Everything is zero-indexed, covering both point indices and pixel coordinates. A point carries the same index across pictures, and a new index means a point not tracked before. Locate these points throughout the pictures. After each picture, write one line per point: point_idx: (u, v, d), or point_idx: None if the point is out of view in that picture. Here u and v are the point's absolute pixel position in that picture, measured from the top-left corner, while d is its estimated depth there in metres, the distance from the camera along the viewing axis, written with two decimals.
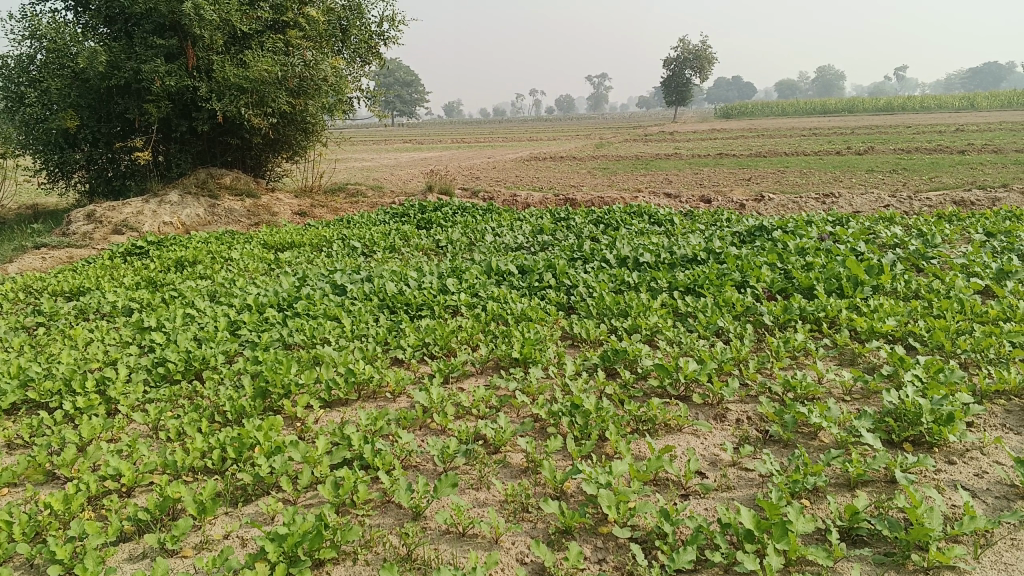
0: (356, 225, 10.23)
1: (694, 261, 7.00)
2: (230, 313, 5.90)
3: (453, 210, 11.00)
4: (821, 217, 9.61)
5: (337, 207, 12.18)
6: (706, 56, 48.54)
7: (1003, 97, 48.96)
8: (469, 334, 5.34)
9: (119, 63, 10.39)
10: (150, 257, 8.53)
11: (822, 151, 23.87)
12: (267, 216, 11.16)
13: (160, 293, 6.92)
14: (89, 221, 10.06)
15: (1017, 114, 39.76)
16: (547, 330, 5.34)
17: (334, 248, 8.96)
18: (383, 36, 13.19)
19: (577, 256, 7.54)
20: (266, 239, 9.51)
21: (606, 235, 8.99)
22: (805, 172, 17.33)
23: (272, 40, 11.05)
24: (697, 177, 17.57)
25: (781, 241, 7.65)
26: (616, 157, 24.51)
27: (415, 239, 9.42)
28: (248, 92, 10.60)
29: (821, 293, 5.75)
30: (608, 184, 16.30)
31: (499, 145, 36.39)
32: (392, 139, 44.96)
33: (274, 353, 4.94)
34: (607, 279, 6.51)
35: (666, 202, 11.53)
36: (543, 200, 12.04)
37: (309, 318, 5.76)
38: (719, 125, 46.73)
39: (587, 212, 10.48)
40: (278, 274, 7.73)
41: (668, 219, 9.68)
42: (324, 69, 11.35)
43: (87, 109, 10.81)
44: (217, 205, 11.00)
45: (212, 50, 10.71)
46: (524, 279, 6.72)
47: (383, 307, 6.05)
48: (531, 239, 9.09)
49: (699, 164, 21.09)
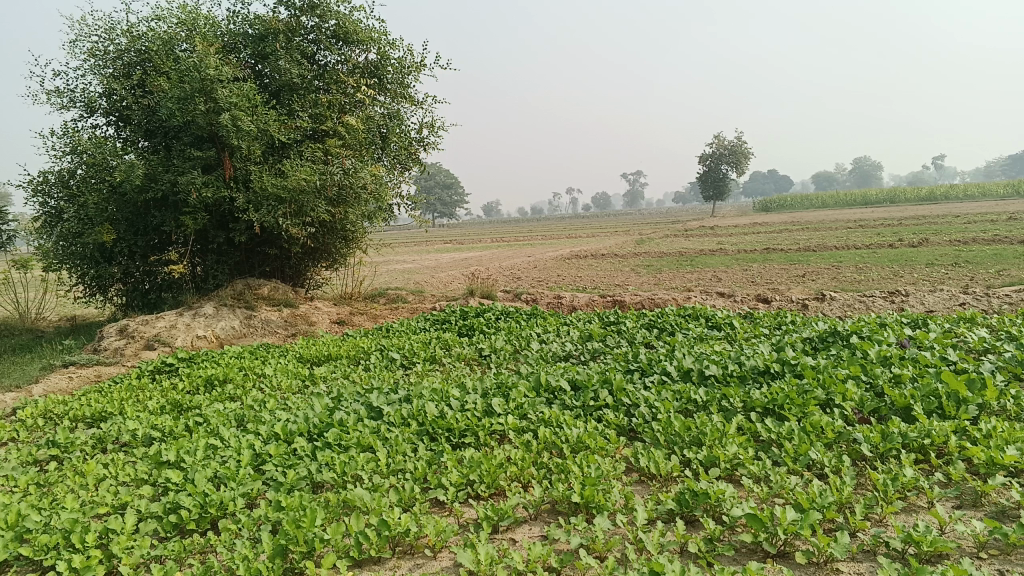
0: (395, 334, 9.74)
1: (766, 374, 6.31)
2: (255, 444, 5.33)
3: (497, 316, 10.49)
4: (894, 318, 8.90)
5: (376, 314, 11.76)
6: (744, 151, 48.63)
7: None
8: (521, 470, 4.70)
9: (157, 176, 10.29)
10: (180, 375, 8.09)
11: (873, 243, 23.14)
12: (304, 325, 10.75)
13: (183, 419, 6.41)
14: (121, 336, 9.73)
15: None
16: (609, 463, 4.68)
17: (372, 360, 8.45)
18: (424, 142, 13.06)
19: (633, 368, 6.90)
20: (301, 351, 9.05)
21: (661, 343, 8.36)
22: (861, 267, 16.60)
23: (311, 148, 10.86)
24: (747, 273, 16.96)
25: (859, 348, 6.96)
26: (658, 253, 24.00)
27: (457, 349, 8.87)
28: (287, 202, 10.35)
29: (921, 414, 5.04)
30: (655, 283, 15.71)
31: (539, 243, 36.26)
32: (432, 239, 45.20)
33: (300, 498, 4.35)
34: (672, 397, 5.83)
35: (721, 303, 10.89)
36: (591, 303, 11.48)
37: (341, 450, 5.17)
38: (760, 218, 46.32)
39: (638, 315, 9.91)
40: (312, 393, 7.19)
41: (727, 323, 9.02)
42: (363, 175, 11.08)
43: (125, 222, 10.68)
44: (254, 316, 10.60)
45: (251, 161, 10.51)
46: (578, 396, 6.08)
47: (423, 434, 5.44)
48: (581, 347, 8.51)
49: (747, 259, 20.50)
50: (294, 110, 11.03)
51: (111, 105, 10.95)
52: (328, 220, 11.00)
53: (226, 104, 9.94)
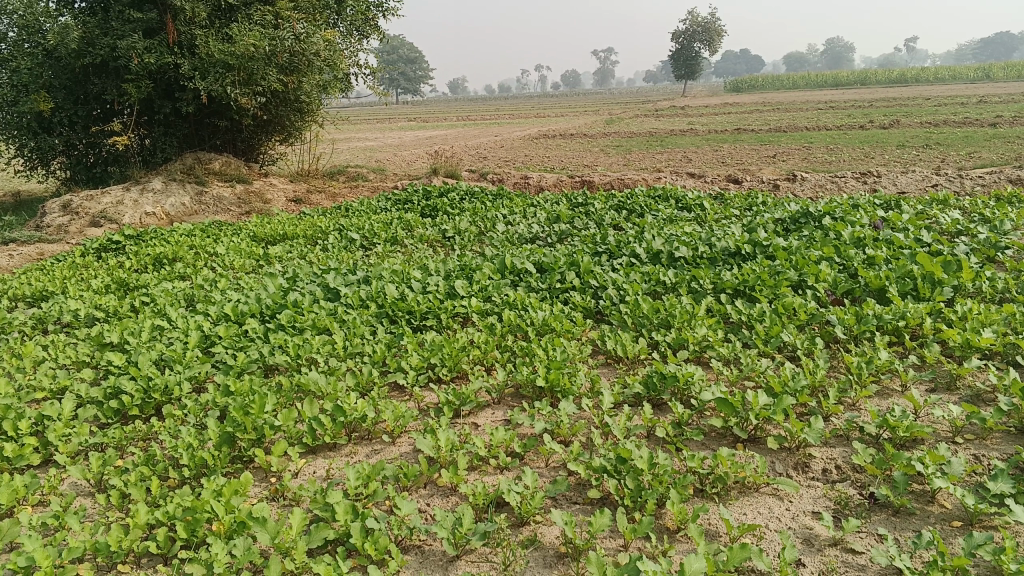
0: (355, 214, 9.37)
1: (738, 257, 6.12)
2: (204, 325, 5.07)
3: (460, 195, 10.12)
4: (867, 200, 8.71)
5: (336, 192, 11.32)
6: (717, 29, 47.34)
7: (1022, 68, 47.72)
8: (484, 352, 4.51)
9: (95, 40, 9.52)
10: (127, 254, 7.70)
11: (844, 125, 22.86)
12: (260, 204, 10.30)
13: (128, 299, 6.08)
14: (64, 213, 9.23)
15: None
16: (575, 346, 4.50)
17: (330, 241, 8.12)
18: (384, 10, 12.28)
19: (602, 250, 6.67)
20: (256, 231, 8.66)
21: (631, 225, 8.11)
22: (832, 149, 16.35)
23: (262, 12, 10.12)
24: (717, 154, 16.67)
25: (833, 231, 6.77)
26: (628, 133, 23.50)
27: (419, 229, 8.55)
28: (235, 69, 9.71)
29: (896, 297, 4.90)
30: (625, 164, 15.35)
31: (507, 122, 35.36)
32: (398, 117, 43.96)
33: (252, 382, 4.13)
34: (641, 280, 5.63)
35: (692, 183, 10.62)
36: (558, 183, 11.14)
37: (295, 332, 4.92)
38: (730, 99, 45.59)
39: (606, 196, 9.62)
40: (267, 274, 6.89)
41: (698, 205, 8.77)
42: (316, 41, 10.35)
43: (63, 90, 9.97)
44: (205, 192, 10.14)
45: (195, 25, 9.80)
46: (544, 278, 5.85)
47: (381, 315, 5.21)
48: (548, 228, 8.23)
49: (717, 141, 20.15)
50: None
51: None
52: (281, 89, 10.41)
53: None
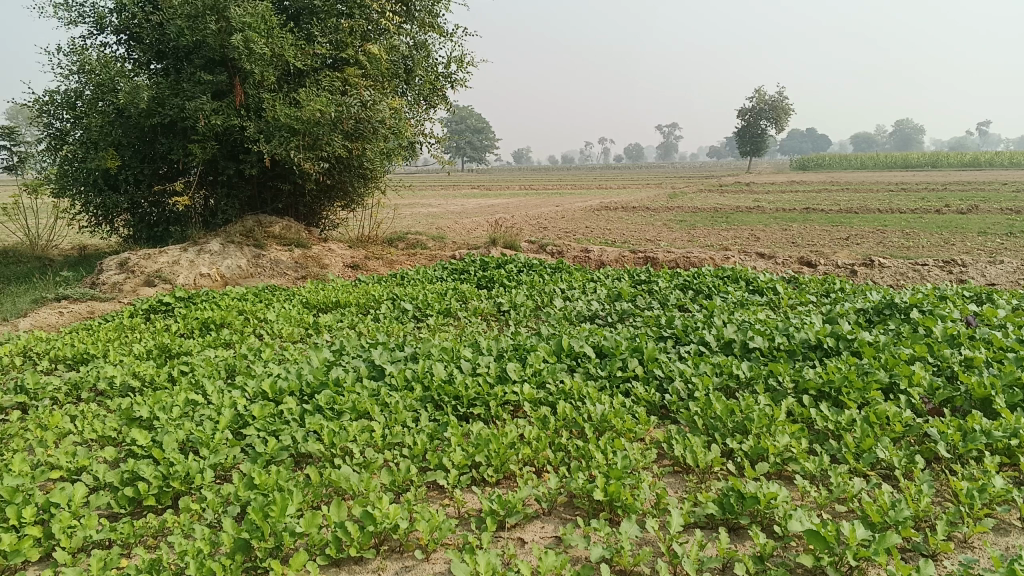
0: (410, 283, 9.10)
1: (818, 351, 5.59)
2: (238, 403, 4.75)
3: (518, 268, 9.79)
4: (955, 291, 8.09)
5: (393, 259, 11.12)
6: (784, 107, 47.00)
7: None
8: (535, 451, 4.06)
9: (165, 101, 9.60)
10: (175, 317, 7.52)
11: (918, 207, 22.09)
12: (315, 268, 10.12)
13: (168, 367, 5.83)
14: (121, 271, 9.16)
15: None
16: (637, 450, 4.03)
17: (382, 310, 7.83)
18: (452, 79, 12.24)
19: (667, 335, 6.20)
20: (307, 297, 8.43)
21: (698, 308, 7.63)
22: (908, 232, 15.65)
23: (330, 78, 10.12)
24: (786, 233, 16.12)
25: (923, 325, 6.19)
26: (692, 208, 23.10)
27: (473, 303, 8.21)
28: (300, 133, 9.61)
29: (1006, 409, 4.32)
30: (689, 240, 14.90)
31: (568, 192, 35.30)
32: (461, 184, 44.37)
33: (279, 475, 3.76)
34: (711, 373, 5.14)
35: (762, 265, 10.11)
36: (620, 259, 10.74)
37: (333, 415, 4.56)
38: (796, 176, 44.99)
39: (671, 274, 9.19)
40: (312, 345, 6.58)
41: (770, 289, 8.25)
42: (381, 108, 10.25)
43: (131, 149, 10.04)
44: (262, 255, 10.01)
45: (263, 88, 9.78)
46: (604, 364, 5.41)
47: (426, 400, 4.81)
48: (609, 307, 7.80)
49: (786, 219, 19.58)
50: (313, 36, 10.21)
51: (122, 23, 10.19)
52: (345, 155, 10.22)
53: (239, 24, 9.19)
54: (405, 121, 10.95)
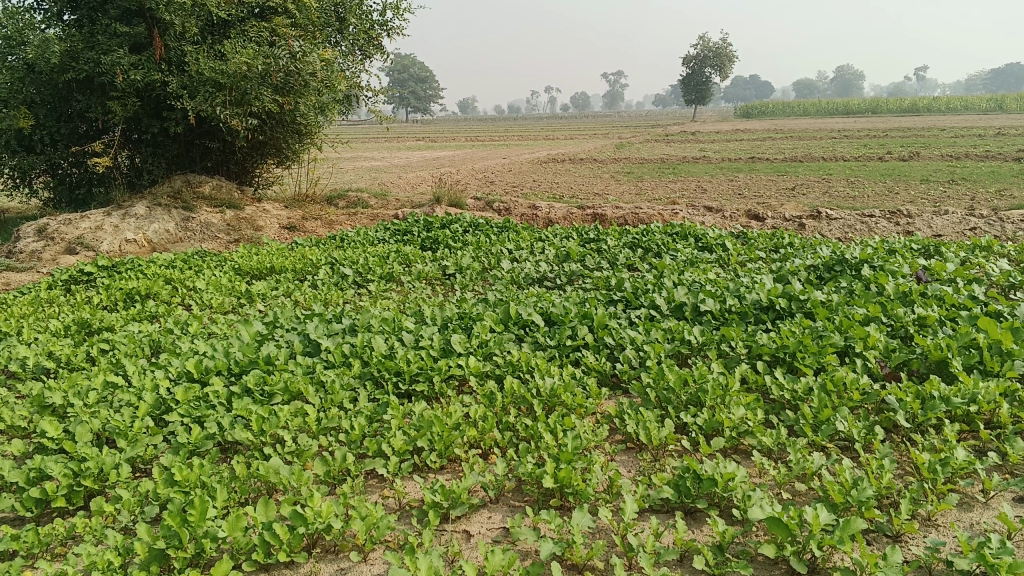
0: (351, 245, 8.71)
1: (772, 313, 5.43)
2: (160, 386, 4.39)
3: (463, 227, 9.47)
4: (902, 244, 8.04)
5: (333, 219, 10.67)
6: (729, 54, 46.85)
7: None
8: (481, 432, 3.81)
9: (79, 55, 8.93)
10: (98, 288, 7.05)
11: (861, 156, 22.23)
12: (250, 231, 9.65)
13: (87, 345, 5.42)
14: (39, 238, 8.58)
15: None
16: (589, 428, 3.81)
17: (320, 275, 7.46)
18: (389, 28, 11.73)
19: (617, 298, 5.98)
20: (240, 262, 8.00)
21: (647, 267, 7.44)
22: (852, 182, 15.71)
23: (256, 28, 9.57)
24: (733, 184, 16.03)
25: (875, 283, 6.08)
26: (639, 159, 22.92)
27: (416, 266, 7.89)
28: (226, 88, 9.10)
29: (963, 373, 4.21)
30: (638, 193, 14.72)
31: (515, 144, 34.81)
32: (406, 137, 43.46)
33: (202, 469, 3.45)
34: (663, 340, 4.94)
35: (711, 219, 9.96)
36: (568, 215, 10.49)
37: (263, 399, 4.24)
38: (741, 125, 45.10)
39: (620, 232, 8.97)
40: (244, 317, 6.21)
41: (720, 246, 8.10)
42: (313, 60, 9.68)
43: (45, 106, 9.36)
44: (192, 218, 9.49)
45: (185, 40, 9.21)
46: (552, 331, 5.17)
47: (364, 376, 4.51)
48: (557, 268, 7.57)
49: (732, 170, 19.52)
50: None
51: None
52: (275, 111, 9.67)
53: None
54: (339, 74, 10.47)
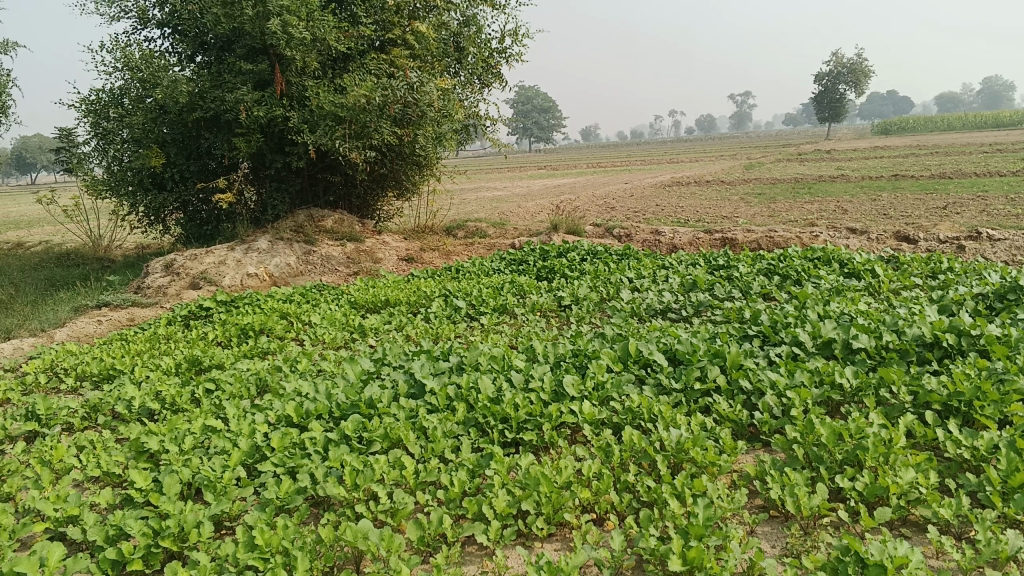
0: (466, 276, 8.43)
1: (939, 351, 4.68)
2: (257, 430, 4.15)
3: (582, 255, 9.02)
4: None
5: (450, 250, 10.46)
6: (864, 69, 44.58)
7: None
8: (596, 494, 3.33)
9: (205, 94, 9.09)
10: (215, 323, 7.02)
11: (1020, 170, 20.35)
12: (368, 263, 9.54)
13: (195, 384, 5.29)
14: (165, 273, 8.73)
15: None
16: (722, 492, 3.26)
17: (433, 308, 7.18)
18: (508, 55, 11.50)
19: (753, 332, 5.35)
20: (354, 295, 7.85)
21: (785, 297, 6.74)
22: (1013, 198, 14.24)
23: (376, 61, 9.50)
24: (876, 204, 14.88)
25: None
26: (770, 180, 21.83)
27: (531, 297, 7.48)
28: (346, 121, 9.01)
29: None
30: (770, 215, 13.83)
31: (638, 169, 34.14)
32: (528, 165, 43.57)
33: (285, 533, 3.14)
34: (808, 385, 4.31)
35: (854, 243, 9.11)
36: (695, 241, 9.86)
37: (360, 447, 3.92)
38: (879, 141, 42.71)
39: (752, 258, 8.29)
40: (354, 353, 5.97)
41: (869, 272, 7.28)
42: (430, 90, 9.44)
43: (175, 145, 9.59)
44: (312, 251, 9.48)
45: (306, 75, 9.21)
46: (678, 371, 4.62)
47: (469, 423, 4.11)
48: (683, 298, 6.97)
49: (873, 188, 18.23)
50: (357, 17, 9.58)
51: (165, 16, 9.73)
52: (393, 142, 9.51)
53: (277, 7, 8.59)
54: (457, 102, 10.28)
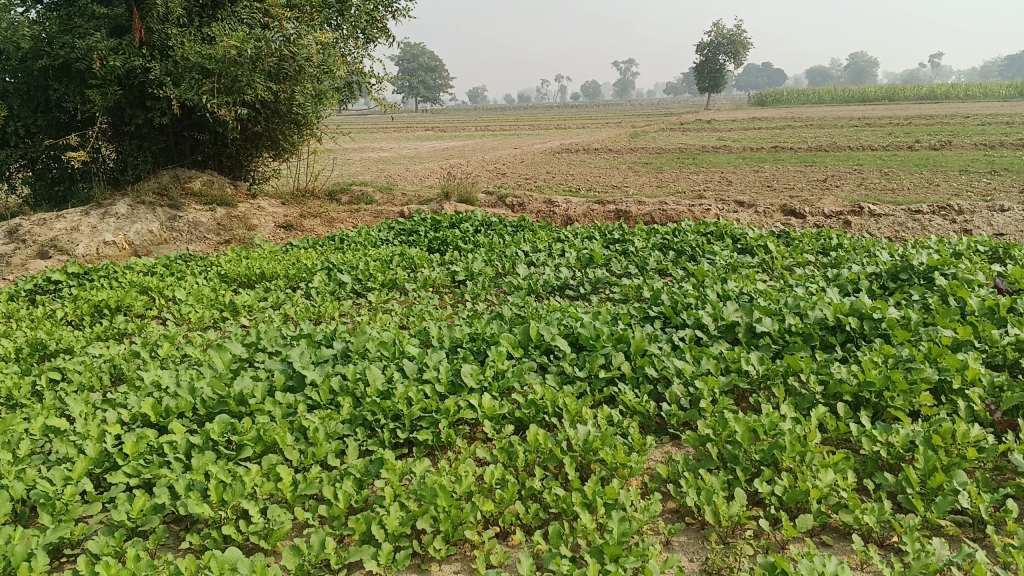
0: (351, 247, 7.90)
1: (841, 334, 4.57)
2: (107, 435, 3.60)
3: (475, 226, 8.62)
4: (966, 245, 7.17)
5: (333, 216, 9.85)
6: (744, 41, 45.74)
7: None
8: (500, 505, 3.00)
9: (53, 39, 8.03)
10: (64, 300, 6.25)
11: (889, 145, 21.27)
12: (242, 230, 8.84)
13: (35, 374, 4.61)
14: (8, 240, 7.78)
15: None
16: (636, 500, 2.99)
17: (315, 282, 6.65)
18: (395, 11, 10.87)
19: (654, 314, 5.13)
20: (226, 267, 7.20)
21: (683, 274, 6.58)
22: (886, 173, 14.80)
23: (250, 8, 8.67)
24: (760, 176, 15.14)
25: (954, 296, 5.22)
26: (656, 149, 22.01)
27: (421, 271, 7.06)
28: (215, 74, 8.23)
29: None
30: (659, 186, 13.85)
31: (526, 134, 33.86)
32: (414, 126, 42.60)
33: (136, 566, 2.65)
34: (716, 373, 4.11)
35: (746, 217, 9.12)
36: (589, 212, 9.64)
37: (229, 453, 3.45)
38: (757, 113, 44.09)
39: (648, 231, 8.14)
40: (225, 336, 5.39)
41: (762, 249, 7.24)
42: (309, 43, 8.71)
43: (18, 95, 8.51)
44: (179, 217, 8.68)
45: (171, 22, 8.36)
46: (582, 358, 4.32)
47: (354, 421, 3.69)
48: (581, 276, 6.72)
49: (756, 160, 18.62)
50: None
51: None
52: (270, 99, 8.76)
53: None
54: (339, 58, 9.64)
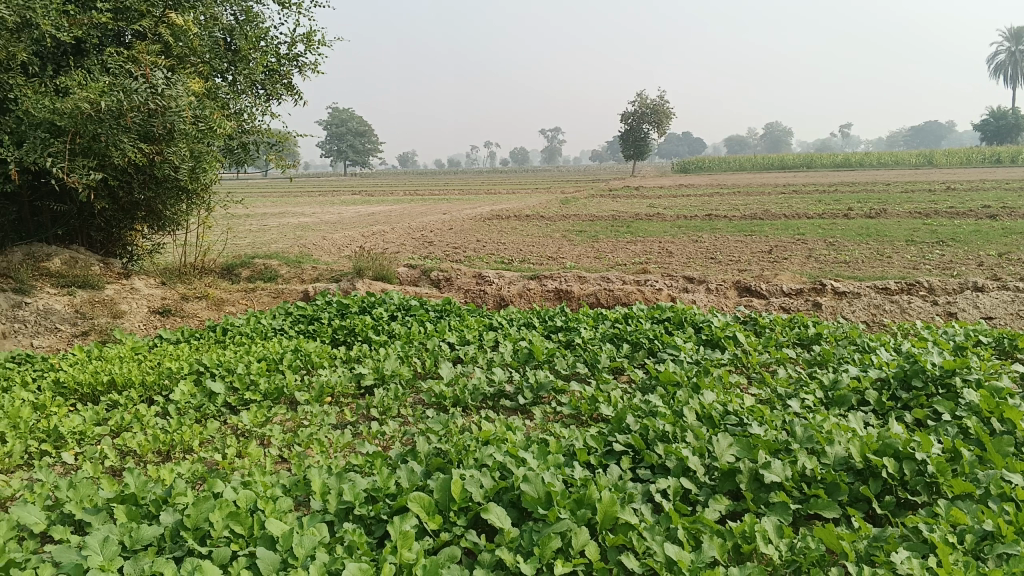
0: (235, 341, 6.43)
1: (876, 483, 3.37)
2: None
3: (390, 311, 7.24)
4: (965, 335, 6.15)
5: (223, 299, 8.34)
6: (667, 109, 46.03)
7: (962, 154, 47.32)
8: None
9: None
10: None
11: (824, 212, 20.80)
12: (105, 319, 7.24)
13: None
14: None
15: (982, 174, 38.10)
16: None
17: (177, 392, 5.17)
18: (301, 64, 9.59)
19: (620, 448, 3.84)
20: (68, 372, 5.63)
21: (643, 379, 5.34)
22: (833, 242, 14.06)
23: (118, 57, 7.24)
24: (703, 246, 14.23)
25: (996, 416, 4.09)
26: (589, 216, 21.11)
27: (318, 375, 5.65)
28: (68, 133, 6.80)
29: None
30: (597, 257, 12.76)
31: (452, 199, 32.79)
32: (335, 189, 41.11)
33: None
34: (721, 560, 2.83)
35: (701, 298, 8.00)
36: (525, 292, 8.37)
37: None
38: (683, 179, 44.20)
39: (595, 317, 6.92)
40: (30, 486, 3.85)
41: (733, 342, 6.06)
42: (181, 95, 7.24)
43: None
44: (25, 304, 7.03)
45: (16, 70, 6.86)
46: (527, 533, 2.99)
47: None
48: (518, 380, 5.42)
49: (693, 228, 17.81)
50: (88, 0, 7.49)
51: None
52: (141, 162, 7.30)
53: None
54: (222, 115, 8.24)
